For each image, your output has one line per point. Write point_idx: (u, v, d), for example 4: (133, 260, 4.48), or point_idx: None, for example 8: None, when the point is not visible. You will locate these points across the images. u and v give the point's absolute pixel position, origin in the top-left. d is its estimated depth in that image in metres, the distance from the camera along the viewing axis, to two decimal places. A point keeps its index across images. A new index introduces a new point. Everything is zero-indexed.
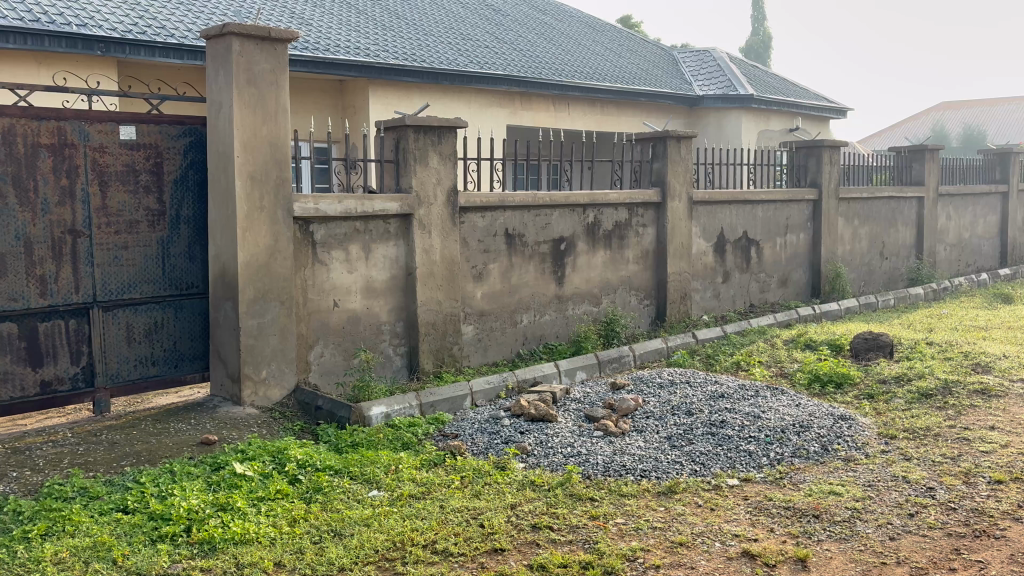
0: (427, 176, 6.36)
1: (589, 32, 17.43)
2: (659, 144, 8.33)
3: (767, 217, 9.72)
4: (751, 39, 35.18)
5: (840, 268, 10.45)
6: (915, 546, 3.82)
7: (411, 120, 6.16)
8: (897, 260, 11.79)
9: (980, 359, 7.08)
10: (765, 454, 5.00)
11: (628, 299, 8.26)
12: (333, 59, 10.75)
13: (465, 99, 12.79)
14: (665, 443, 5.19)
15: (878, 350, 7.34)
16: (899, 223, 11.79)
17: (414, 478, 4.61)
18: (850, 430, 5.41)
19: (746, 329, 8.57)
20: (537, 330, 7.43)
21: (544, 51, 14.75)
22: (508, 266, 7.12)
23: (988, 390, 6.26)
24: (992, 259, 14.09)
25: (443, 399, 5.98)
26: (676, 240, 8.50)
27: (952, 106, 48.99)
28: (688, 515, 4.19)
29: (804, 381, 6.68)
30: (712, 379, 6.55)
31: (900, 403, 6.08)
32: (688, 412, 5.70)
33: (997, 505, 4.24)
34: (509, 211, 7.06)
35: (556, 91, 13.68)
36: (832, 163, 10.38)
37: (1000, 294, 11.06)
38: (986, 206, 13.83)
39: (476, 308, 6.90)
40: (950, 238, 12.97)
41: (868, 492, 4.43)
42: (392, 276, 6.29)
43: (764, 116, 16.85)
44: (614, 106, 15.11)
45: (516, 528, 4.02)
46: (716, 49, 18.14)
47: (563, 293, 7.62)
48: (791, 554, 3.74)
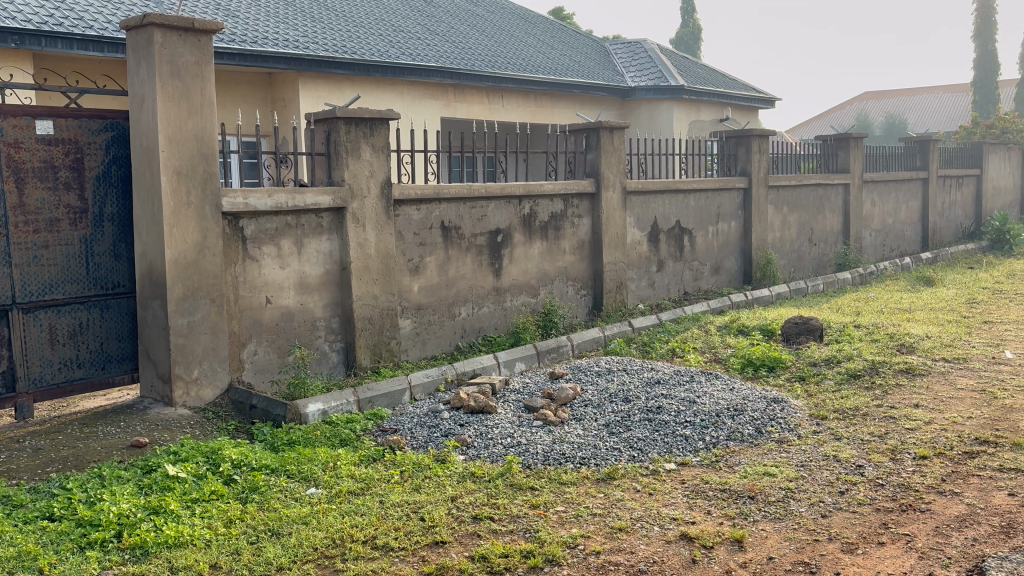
0: (360, 168, 6.28)
1: (520, 23, 17.45)
2: (592, 135, 8.37)
3: (699, 205, 9.86)
4: (681, 31, 35.73)
5: (770, 255, 10.69)
6: (846, 522, 3.92)
7: (342, 112, 6.08)
8: (825, 246, 12.11)
9: (905, 340, 7.31)
10: (701, 438, 5.08)
11: (565, 289, 8.30)
12: (262, 52, 10.52)
13: (398, 91, 12.67)
14: (604, 431, 5.23)
15: (808, 333, 7.52)
16: (827, 210, 12.09)
17: (352, 475, 4.56)
18: (782, 412, 5.54)
19: (680, 316, 8.74)
20: (475, 323, 7.41)
21: (476, 42, 14.71)
22: (445, 259, 7.08)
23: (912, 369, 6.50)
24: (914, 244, 14.56)
25: (381, 394, 5.94)
26: (611, 230, 8.58)
27: (874, 95, 50.55)
28: (627, 500, 4.23)
29: (736, 366, 6.81)
30: (649, 366, 6.64)
31: (830, 384, 6.25)
32: (625, 399, 5.76)
33: (922, 480, 4.39)
34: (444, 204, 7.02)
35: (489, 82, 13.63)
36: (761, 152, 10.58)
37: (922, 277, 11.48)
38: (908, 192, 14.28)
39: (412, 301, 6.84)
40: (875, 225, 13.37)
41: (800, 472, 4.54)
42: (326, 271, 6.22)
43: (695, 106, 17.07)
44: (547, 98, 15.15)
45: (457, 520, 4.00)
46: (646, 40, 18.33)
47: (501, 284, 7.61)
48: (727, 535, 3.80)
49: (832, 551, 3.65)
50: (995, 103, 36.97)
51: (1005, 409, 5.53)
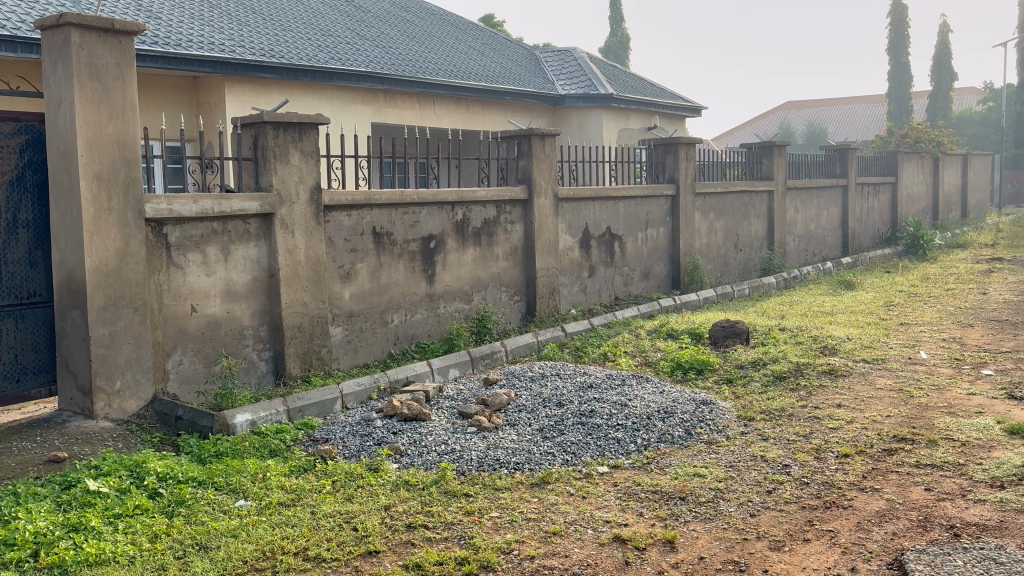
0: (288, 174, 6.19)
1: (451, 30, 17.44)
2: (524, 142, 8.41)
3: (629, 212, 10.00)
4: (610, 39, 36.21)
5: (698, 260, 10.91)
6: (774, 521, 4.02)
7: (269, 116, 5.98)
8: (750, 251, 12.41)
9: (827, 342, 7.54)
10: (633, 441, 5.15)
11: (499, 295, 8.31)
12: (186, 54, 10.28)
13: (327, 96, 12.51)
14: (538, 436, 5.25)
15: (735, 337, 7.69)
16: (752, 217, 12.39)
17: (282, 486, 4.47)
18: (711, 414, 5.65)
19: (612, 321, 8.84)
20: (408, 330, 7.35)
21: (406, 48, 14.65)
22: (377, 265, 7.02)
23: (834, 370, 6.70)
24: (835, 249, 15.03)
25: (312, 403, 5.84)
26: (544, 236, 8.63)
27: (796, 105, 52.11)
28: (561, 504, 4.26)
29: (666, 369, 6.92)
30: (581, 370, 6.69)
31: (756, 386, 6.40)
32: (559, 403, 5.80)
33: (845, 477, 4.53)
34: (375, 210, 6.96)
35: (420, 88, 13.59)
36: (688, 159, 10.78)
37: (842, 281, 11.86)
38: (829, 199, 14.75)
39: (344, 308, 6.75)
40: (798, 230, 13.76)
41: (729, 472, 4.63)
42: (254, 278, 6.09)
43: (624, 115, 17.32)
44: (479, 105, 15.16)
45: (390, 529, 3.96)
46: (576, 48, 18.52)
47: (434, 291, 7.58)
48: (659, 536, 3.86)
49: (761, 550, 3.73)
50: (909, 113, 38.70)
51: (921, 407, 5.75)
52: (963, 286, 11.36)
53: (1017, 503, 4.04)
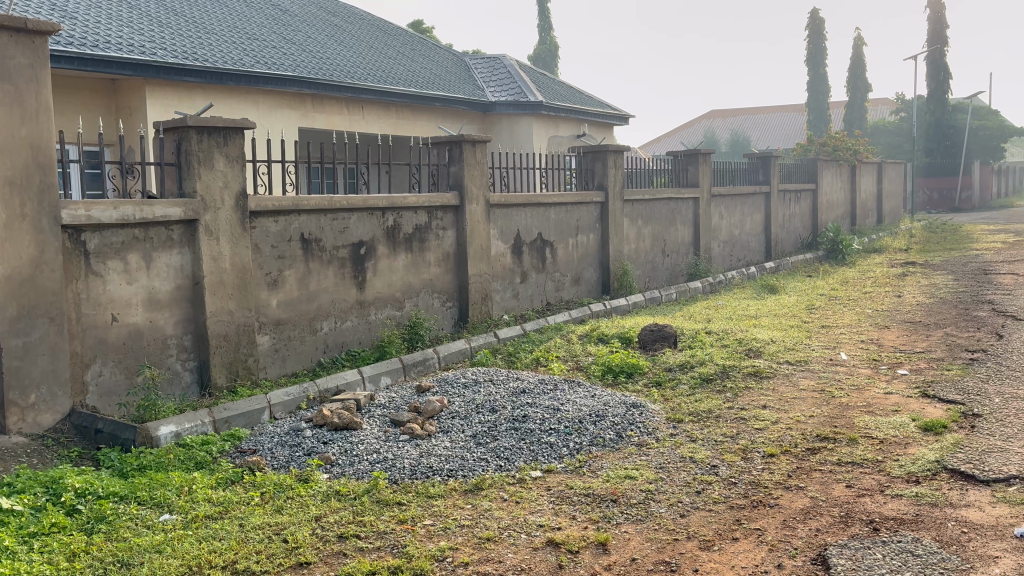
0: (213, 179, 6.05)
1: (380, 35, 17.33)
2: (455, 148, 8.39)
3: (559, 218, 10.07)
4: (538, 47, 36.49)
5: (627, 266, 11.06)
6: (703, 520, 4.09)
7: (193, 121, 5.84)
8: (677, 256, 12.65)
9: (752, 345, 7.73)
10: (565, 445, 5.18)
11: (430, 301, 8.26)
12: (104, 56, 9.96)
13: (253, 100, 12.27)
14: (471, 442, 5.24)
15: (663, 340, 7.82)
16: (678, 223, 12.63)
17: (209, 499, 4.35)
18: (641, 416, 5.73)
19: (544, 326, 8.89)
20: (338, 338, 7.26)
21: (334, 53, 14.49)
22: (305, 272, 6.91)
23: (759, 372, 6.87)
24: (758, 254, 15.43)
25: (239, 414, 5.71)
26: (475, 242, 8.63)
27: (720, 114, 53.38)
28: (495, 510, 4.25)
29: (597, 373, 6.99)
30: (514, 376, 6.70)
31: (684, 388, 6.52)
32: (492, 409, 5.79)
33: (770, 476, 4.64)
34: (303, 216, 6.85)
35: (348, 94, 13.45)
36: (616, 166, 10.92)
37: (766, 285, 12.18)
38: (752, 205, 15.13)
39: (271, 317, 6.63)
40: (723, 236, 14.07)
41: (659, 474, 4.70)
42: (177, 286, 5.92)
43: (553, 122, 17.46)
44: (409, 111, 15.08)
45: (322, 540, 3.89)
46: (505, 56, 18.60)
47: (364, 298, 7.49)
48: (592, 539, 3.89)
49: (691, 550, 3.79)
50: (827, 122, 40.00)
51: (842, 407, 5.94)
52: (880, 289, 11.79)
53: (932, 497, 4.21)
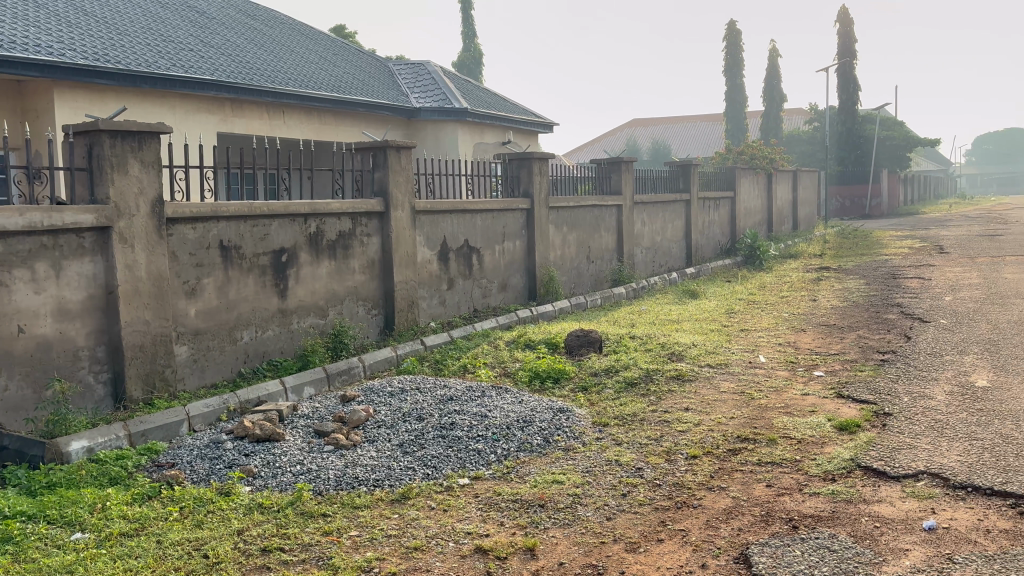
0: (127, 185, 5.86)
1: (302, 40, 17.08)
2: (379, 154, 8.32)
3: (485, 225, 10.08)
4: (462, 54, 36.52)
5: (552, 272, 11.14)
6: (629, 523, 4.14)
7: (105, 124, 5.65)
8: (602, 263, 12.80)
9: (674, 349, 7.87)
10: (493, 451, 5.18)
11: (355, 309, 8.16)
12: (9, 57, 9.54)
13: (169, 104, 11.92)
14: (397, 451, 5.19)
15: (589, 345, 7.90)
16: (602, 230, 12.78)
17: (124, 515, 4.20)
18: (568, 421, 5.77)
19: (470, 333, 8.88)
20: (259, 348, 7.10)
21: (254, 57, 14.22)
22: (225, 280, 6.75)
23: (682, 375, 7.00)
24: (680, 260, 15.74)
25: (155, 427, 5.54)
26: (401, 249, 8.56)
27: (642, 123, 54.40)
28: (422, 519, 4.22)
29: (524, 379, 7.01)
30: (441, 383, 6.67)
31: (609, 392, 6.59)
32: (418, 417, 5.75)
33: (694, 477, 4.73)
34: (222, 222, 6.69)
35: (269, 98, 13.20)
36: (541, 173, 11.00)
37: (687, 291, 12.43)
38: (673, 213, 15.43)
39: (189, 326, 6.44)
40: (645, 243, 14.31)
41: (586, 477, 4.74)
42: (89, 296, 5.71)
43: (478, 129, 17.48)
44: (331, 116, 14.83)
45: (244, 554, 3.80)
46: (430, 62, 18.56)
47: (286, 306, 7.35)
48: (520, 544, 3.90)
49: (617, 552, 3.83)
50: (744, 132, 41.12)
51: (761, 408, 6.10)
52: (795, 294, 12.16)
53: (847, 494, 4.36)
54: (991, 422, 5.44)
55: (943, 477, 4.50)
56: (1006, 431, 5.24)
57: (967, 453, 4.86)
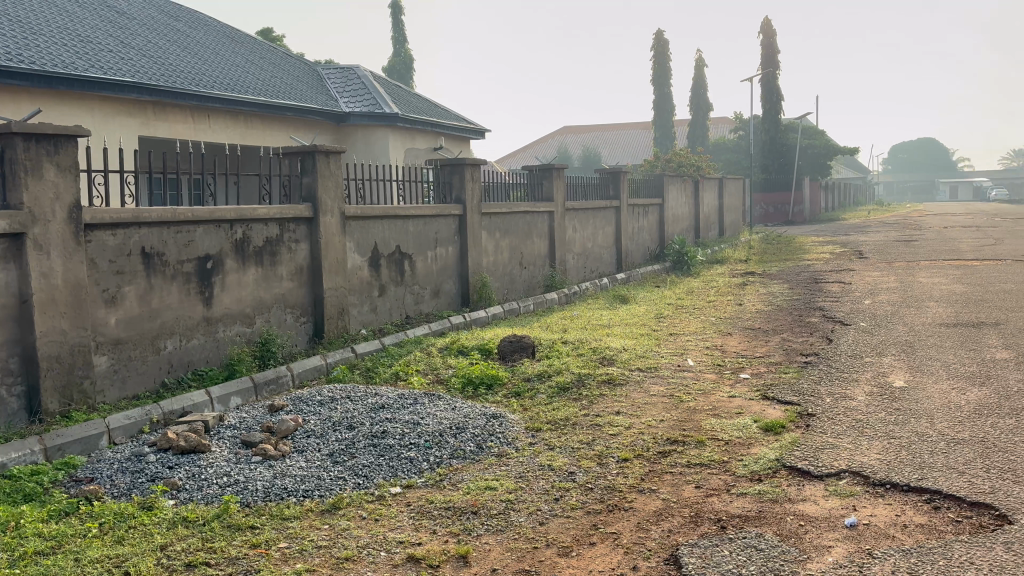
0: (42, 190, 5.64)
1: (228, 43, 16.74)
2: (308, 159, 8.21)
3: (417, 231, 10.02)
4: (393, 60, 36.33)
5: (485, 278, 11.14)
6: (562, 527, 4.16)
7: (18, 127, 5.44)
8: (534, 269, 12.85)
9: (606, 353, 7.95)
10: (425, 459, 5.14)
11: (283, 317, 8.02)
12: None
13: (87, 106, 11.51)
14: (327, 460, 5.11)
15: (521, 351, 7.92)
16: (534, 236, 12.84)
17: (39, 533, 4.03)
18: (500, 427, 5.76)
19: (402, 340, 8.81)
20: (183, 357, 6.91)
21: (177, 59, 13.87)
22: (147, 288, 6.55)
23: (613, 380, 7.08)
24: (610, 266, 15.92)
25: (73, 440, 5.34)
26: (330, 256, 8.44)
27: (572, 131, 54.93)
28: (353, 529, 4.16)
29: (457, 385, 6.99)
30: (372, 391, 6.59)
31: (542, 398, 6.61)
32: (349, 426, 5.68)
33: (625, 480, 4.78)
34: (144, 229, 6.50)
35: (193, 101, 12.88)
36: (473, 179, 10.99)
37: (618, 296, 12.58)
38: (604, 219, 15.60)
39: (109, 336, 6.23)
40: (577, 249, 14.43)
41: (519, 483, 4.74)
42: (2, 305, 5.47)
43: (409, 134, 17.39)
44: (258, 121, 14.54)
45: (168, 570, 3.69)
46: (359, 67, 18.40)
47: (211, 314, 7.18)
48: (453, 552, 3.87)
49: (550, 557, 3.84)
50: (672, 140, 41.89)
51: (690, 411, 6.20)
52: (722, 299, 12.43)
53: (773, 494, 4.46)
54: (908, 421, 5.64)
55: (864, 475, 4.64)
56: (922, 429, 5.44)
57: (885, 451, 5.02)
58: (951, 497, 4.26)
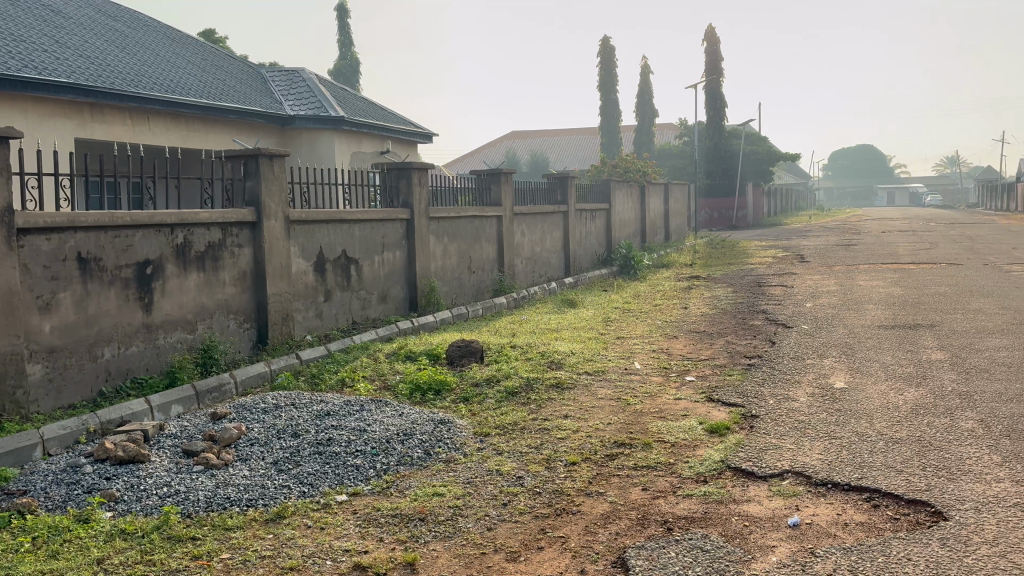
0: None
1: (168, 44, 16.41)
2: (251, 162, 8.08)
3: (364, 235, 9.93)
4: (339, 63, 36.04)
5: (433, 283, 11.09)
6: (510, 532, 4.15)
7: None
8: (482, 274, 12.83)
9: (554, 358, 7.97)
10: (371, 466, 5.08)
11: (226, 323, 7.87)
12: None
13: (20, 107, 11.14)
14: (272, 469, 5.02)
15: (470, 356, 7.89)
16: (482, 240, 12.81)
17: None
18: (448, 432, 5.73)
19: (349, 345, 8.71)
20: (122, 365, 6.73)
21: (115, 60, 13.55)
22: (83, 294, 6.37)
23: (561, 384, 7.10)
24: (558, 270, 15.98)
25: (5, 452, 5.16)
26: (274, 261, 8.32)
27: (520, 136, 55.14)
28: (298, 538, 4.09)
29: (405, 391, 6.93)
30: (318, 398, 6.50)
31: (491, 403, 6.60)
32: (294, 434, 5.59)
33: (572, 484, 4.79)
34: (80, 233, 6.32)
35: (131, 103, 12.58)
36: (420, 184, 10.94)
37: (566, 300, 12.63)
38: (551, 224, 15.66)
39: (44, 344, 6.04)
40: (525, 253, 14.45)
41: (466, 489, 4.72)
42: None
43: (355, 138, 17.24)
44: (200, 123, 14.28)
45: None
46: (304, 70, 18.20)
47: (151, 321, 7.01)
48: (400, 559, 3.83)
49: (498, 562, 3.83)
50: (619, 145, 42.30)
51: (636, 413, 6.25)
52: (668, 302, 12.57)
53: (718, 495, 4.51)
54: (849, 421, 5.76)
55: (806, 476, 4.72)
56: (861, 429, 5.56)
57: (827, 451, 5.12)
58: (890, 495, 4.36)
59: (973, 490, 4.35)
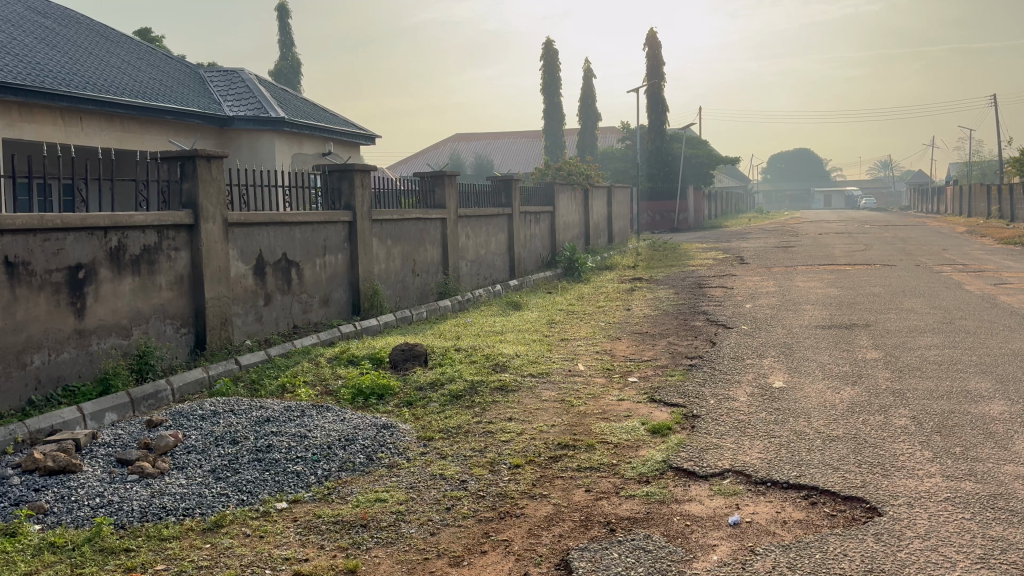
0: None
1: (102, 43, 15.99)
2: (188, 164, 7.91)
3: (305, 238, 9.78)
4: (280, 63, 35.59)
5: (377, 286, 11.00)
6: (452, 537, 4.12)
7: None
8: (426, 276, 12.76)
9: (498, 360, 7.97)
10: (312, 472, 5.00)
11: (162, 328, 7.68)
12: None
13: None
14: (209, 477, 4.91)
15: (413, 359, 7.83)
16: (427, 243, 12.74)
17: None
18: (390, 437, 5.67)
19: (290, 350, 8.58)
20: (53, 372, 6.52)
21: (45, 57, 13.15)
22: (10, 300, 6.15)
23: (505, 386, 7.10)
24: (503, 272, 15.98)
25: None
26: (212, 264, 8.14)
27: (465, 139, 55.20)
28: (237, 547, 4.00)
29: (347, 396, 6.83)
30: (258, 404, 6.38)
31: (434, 406, 6.55)
32: (232, 441, 5.48)
33: (516, 486, 4.79)
34: (8, 237, 6.11)
35: (62, 102, 12.23)
36: (363, 186, 10.83)
37: (510, 303, 12.64)
38: (496, 226, 15.65)
39: None
40: (469, 255, 14.41)
41: (409, 494, 4.68)
42: None
43: (297, 139, 17.01)
44: (136, 124, 13.93)
45: None
46: (243, 70, 17.90)
47: (84, 326, 6.80)
48: (340, 567, 3.78)
49: (441, 567, 3.80)
50: (562, 148, 42.57)
51: (580, 415, 6.28)
52: (612, 304, 12.66)
53: (660, 495, 4.55)
54: (787, 420, 5.87)
55: (746, 474, 4.80)
56: (800, 428, 5.67)
57: (766, 450, 5.20)
58: (826, 493, 4.45)
59: (905, 485, 4.47)
